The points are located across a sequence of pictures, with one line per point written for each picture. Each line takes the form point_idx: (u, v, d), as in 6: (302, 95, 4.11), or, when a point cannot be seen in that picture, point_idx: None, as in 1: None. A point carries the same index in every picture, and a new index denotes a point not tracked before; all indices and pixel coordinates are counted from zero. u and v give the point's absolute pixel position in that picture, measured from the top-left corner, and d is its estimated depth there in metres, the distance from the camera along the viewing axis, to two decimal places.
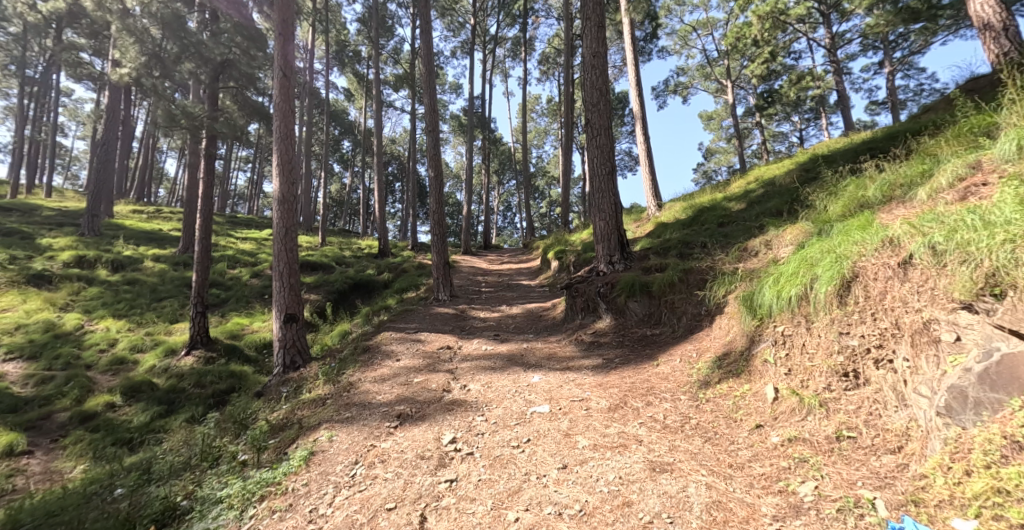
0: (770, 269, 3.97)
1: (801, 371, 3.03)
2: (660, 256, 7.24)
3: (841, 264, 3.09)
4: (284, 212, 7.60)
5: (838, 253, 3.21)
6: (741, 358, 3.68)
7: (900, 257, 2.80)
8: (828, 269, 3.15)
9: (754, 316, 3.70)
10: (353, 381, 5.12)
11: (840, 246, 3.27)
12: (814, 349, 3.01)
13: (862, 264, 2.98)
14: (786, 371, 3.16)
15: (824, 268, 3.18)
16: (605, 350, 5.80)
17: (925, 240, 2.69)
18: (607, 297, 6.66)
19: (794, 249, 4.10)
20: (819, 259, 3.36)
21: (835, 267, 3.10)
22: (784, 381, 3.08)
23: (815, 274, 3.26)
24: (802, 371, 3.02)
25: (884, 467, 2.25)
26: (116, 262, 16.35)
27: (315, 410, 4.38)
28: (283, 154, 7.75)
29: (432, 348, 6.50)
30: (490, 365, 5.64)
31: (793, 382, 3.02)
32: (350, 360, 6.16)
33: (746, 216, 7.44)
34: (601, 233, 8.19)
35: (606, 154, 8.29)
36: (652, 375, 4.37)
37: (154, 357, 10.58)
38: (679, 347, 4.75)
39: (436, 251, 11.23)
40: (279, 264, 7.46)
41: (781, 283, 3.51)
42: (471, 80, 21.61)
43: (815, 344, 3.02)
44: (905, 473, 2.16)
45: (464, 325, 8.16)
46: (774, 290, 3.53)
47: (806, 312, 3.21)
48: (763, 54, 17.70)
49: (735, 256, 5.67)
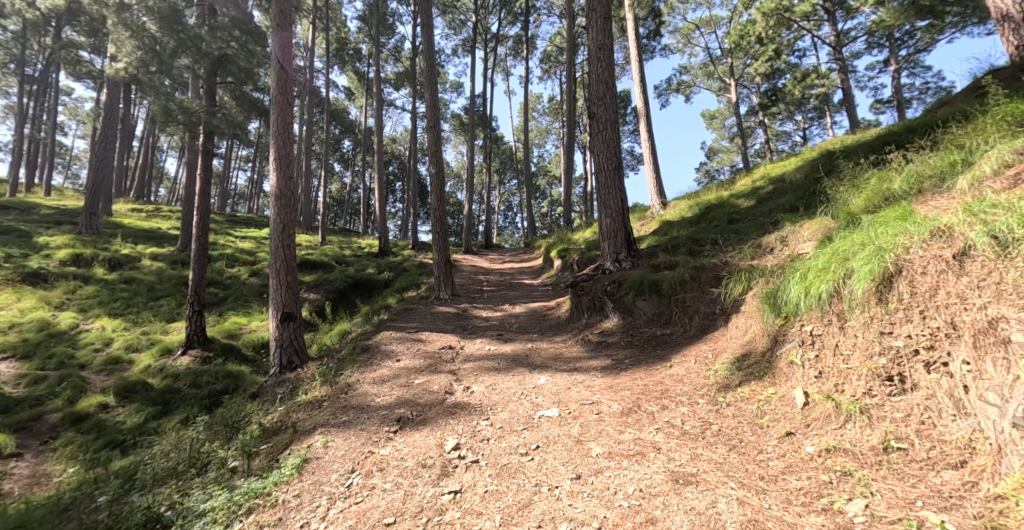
0: (794, 265, 3.75)
1: (834, 375, 2.82)
2: (669, 253, 7.03)
3: (882, 257, 2.86)
4: (281, 208, 7.38)
5: (877, 245, 2.98)
6: (763, 360, 3.47)
7: (955, 247, 2.56)
8: (866, 262, 2.92)
9: (778, 314, 3.50)
10: (350, 383, 4.90)
11: (878, 238, 3.05)
12: (850, 350, 2.80)
13: (906, 257, 2.75)
14: (817, 374, 2.94)
15: (860, 261, 2.96)
16: (613, 350, 5.58)
17: (986, 229, 2.46)
18: (614, 296, 6.45)
19: (817, 244, 3.88)
20: (853, 252, 3.13)
21: (875, 260, 2.87)
22: (816, 385, 2.86)
23: (851, 268, 3.04)
24: (836, 374, 2.81)
25: (947, 486, 2.02)
26: (113, 260, 16.15)
27: (311, 413, 4.16)
28: (280, 149, 7.52)
29: (433, 348, 6.28)
30: (493, 366, 5.42)
31: (827, 386, 2.81)
32: (349, 361, 5.94)
33: (757, 212, 7.22)
34: (607, 230, 7.97)
35: (612, 149, 8.07)
36: (665, 377, 4.16)
37: (150, 356, 10.36)
38: (693, 347, 4.53)
39: (436, 249, 11.02)
40: (276, 261, 7.25)
41: (809, 279, 3.30)
42: (473, 78, 21.44)
43: (851, 345, 2.81)
44: (974, 494, 1.93)
45: (466, 324, 7.94)
46: (802, 287, 3.32)
47: (838, 310, 3.00)
48: (767, 53, 17.54)
49: (749, 253, 5.46)
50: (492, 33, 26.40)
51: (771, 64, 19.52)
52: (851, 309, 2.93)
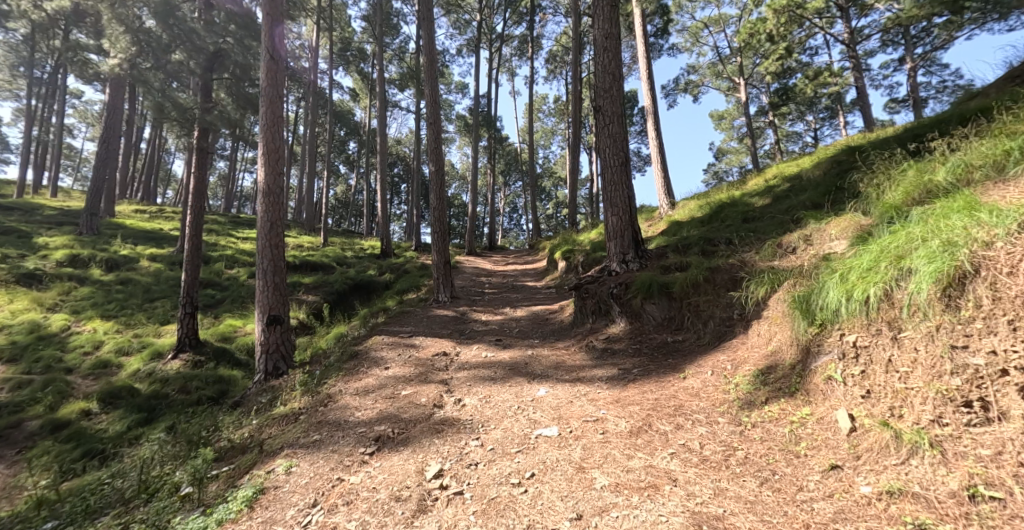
0: (831, 265, 3.30)
1: (889, 396, 2.38)
2: (679, 254, 6.59)
3: (951, 254, 2.41)
4: (270, 204, 7.02)
5: (945, 239, 2.53)
6: (795, 374, 3.03)
7: None
8: (930, 260, 2.47)
9: (812, 321, 3.07)
10: (332, 393, 4.50)
11: (943, 232, 2.60)
12: (913, 368, 2.34)
13: (988, 254, 2.31)
14: (865, 394, 2.51)
15: (923, 258, 2.52)
16: (619, 359, 5.14)
17: None
18: (621, 299, 6.01)
19: (856, 243, 3.43)
20: (909, 249, 2.69)
21: (942, 258, 2.43)
22: (864, 408, 2.43)
23: (911, 267, 2.59)
24: (893, 396, 2.37)
25: None
26: (110, 261, 15.91)
27: (284, 428, 3.76)
28: (268, 143, 7.16)
29: (427, 354, 5.88)
30: (490, 375, 4.99)
31: (879, 410, 2.37)
32: (335, 368, 5.53)
33: (774, 211, 6.76)
34: (614, 230, 7.53)
35: (618, 144, 7.66)
36: (679, 391, 3.71)
37: (139, 360, 10.04)
38: (709, 357, 4.08)
39: (436, 250, 10.61)
40: (263, 261, 6.88)
41: (852, 280, 2.86)
42: (477, 77, 21.14)
43: (912, 361, 2.36)
44: None
45: (464, 328, 7.53)
46: (843, 289, 2.88)
47: (892, 319, 2.56)
48: (776, 51, 16.25)
49: (769, 253, 5.02)
50: (497, 33, 26.06)
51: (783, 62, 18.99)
52: (911, 316, 2.49)
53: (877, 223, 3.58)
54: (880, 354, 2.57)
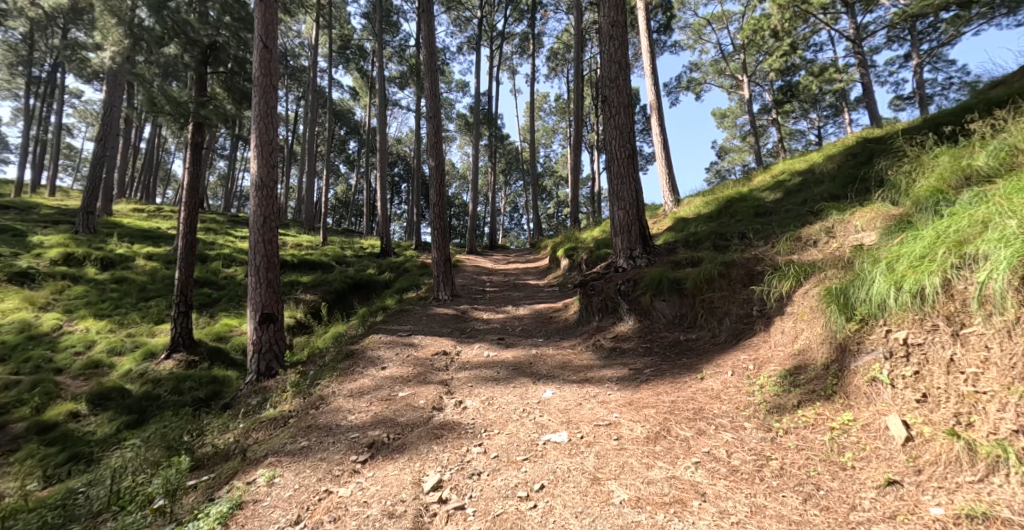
0: (871, 257, 3.03)
1: (956, 402, 2.11)
2: (690, 249, 6.32)
3: None
4: (263, 199, 6.76)
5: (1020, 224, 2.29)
6: (832, 376, 2.74)
7: None
8: (1007, 246, 2.23)
9: (853, 318, 2.82)
10: (325, 395, 4.23)
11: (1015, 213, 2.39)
12: (987, 371, 2.08)
13: None
14: (922, 399, 2.24)
15: (997, 245, 2.28)
16: (629, 359, 4.86)
17: None
18: (629, 296, 5.75)
19: (895, 234, 3.16)
20: (978, 236, 2.45)
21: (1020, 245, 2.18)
22: (922, 415, 2.17)
23: (980, 254, 2.34)
24: (961, 402, 2.09)
25: None
26: (105, 260, 15.64)
27: (270, 434, 3.49)
28: (261, 135, 6.91)
29: (426, 354, 5.62)
30: (492, 375, 4.72)
31: (942, 418, 2.11)
32: (329, 368, 5.26)
33: (787, 204, 6.49)
34: (620, 224, 7.26)
35: (625, 136, 7.40)
36: (697, 393, 3.43)
37: (131, 360, 9.78)
38: (728, 356, 3.79)
39: (436, 247, 10.34)
40: (256, 257, 6.61)
41: (908, 270, 2.64)
42: (478, 75, 20.93)
43: (986, 363, 2.10)
44: None
45: (465, 327, 7.25)
46: (895, 280, 2.65)
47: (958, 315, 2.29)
48: (780, 48, 15.89)
49: (787, 247, 4.74)
50: (498, 30, 25.80)
51: (789, 58, 18.69)
52: (980, 310, 2.23)
53: (917, 212, 3.31)
54: (939, 353, 2.30)
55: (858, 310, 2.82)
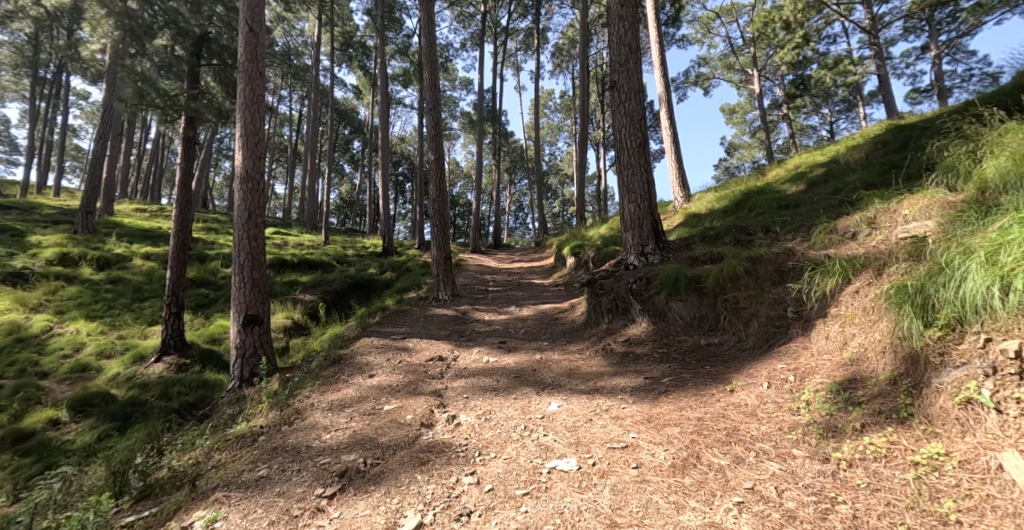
0: (953, 251, 2.53)
1: None
2: (708, 244, 5.82)
3: None
4: (249, 192, 6.34)
5: None
6: (908, 396, 2.25)
7: None
8: None
9: (935, 325, 2.33)
10: (302, 407, 3.76)
11: None
12: None
13: None
14: None
15: None
16: (643, 366, 4.36)
17: None
18: (642, 296, 5.27)
19: (983, 227, 2.66)
20: None
21: None
22: None
23: None
24: None
25: None
26: (101, 260, 15.32)
27: (234, 455, 3.03)
28: (247, 125, 6.48)
29: (419, 360, 5.16)
30: (490, 385, 4.23)
31: None
32: (313, 375, 4.81)
33: (814, 195, 5.97)
34: (631, 219, 6.76)
35: (635, 124, 6.90)
36: (728, 409, 2.92)
37: (120, 364, 9.42)
38: (762, 365, 3.28)
39: (436, 245, 9.89)
40: (239, 255, 6.18)
41: (1014, 267, 2.17)
42: (481, 71, 20.46)
43: None
44: None
45: (464, 330, 6.78)
46: (997, 278, 2.19)
47: None
48: (792, 40, 14.87)
49: (822, 240, 4.25)
50: (502, 26, 25.24)
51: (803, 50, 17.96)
52: None
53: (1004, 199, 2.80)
54: None
55: (942, 313, 2.34)
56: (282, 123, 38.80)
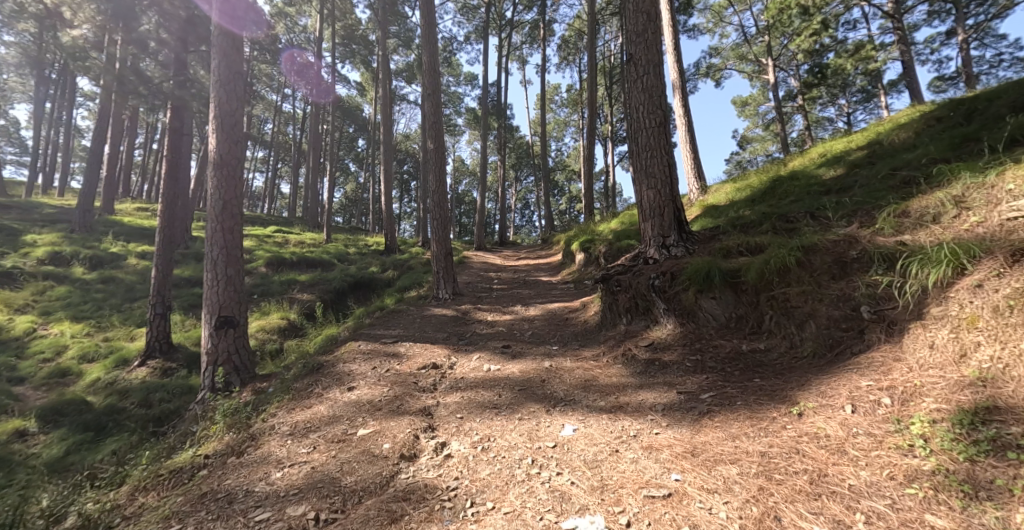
0: None
1: None
2: (742, 234, 5.10)
3: None
4: (224, 180, 5.70)
5: None
6: None
7: None
8: None
9: None
10: (263, 430, 3.09)
11: None
12: None
13: None
14: None
15: None
16: (674, 377, 3.65)
17: None
18: (666, 293, 4.56)
19: None
20: None
21: None
22: None
23: None
24: None
25: None
26: (94, 259, 14.84)
27: (163, 501, 2.39)
28: (221, 105, 5.79)
29: (410, 368, 4.51)
30: (490, 401, 3.53)
31: None
32: (287, 385, 4.15)
33: (862, 177, 5.23)
34: (651, 207, 6.03)
35: (653, 100, 6.16)
36: (802, 440, 2.22)
37: (101, 368, 8.85)
38: (836, 378, 2.56)
39: (435, 240, 9.23)
40: (212, 249, 5.53)
41: None
42: (485, 66, 19.83)
43: None
44: None
45: (464, 332, 6.08)
46: None
47: None
48: (809, 27, 13.84)
49: (891, 225, 3.52)
50: (507, 18, 24.44)
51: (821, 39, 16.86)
52: None
53: None
54: None
55: None
56: (286, 121, 38.29)
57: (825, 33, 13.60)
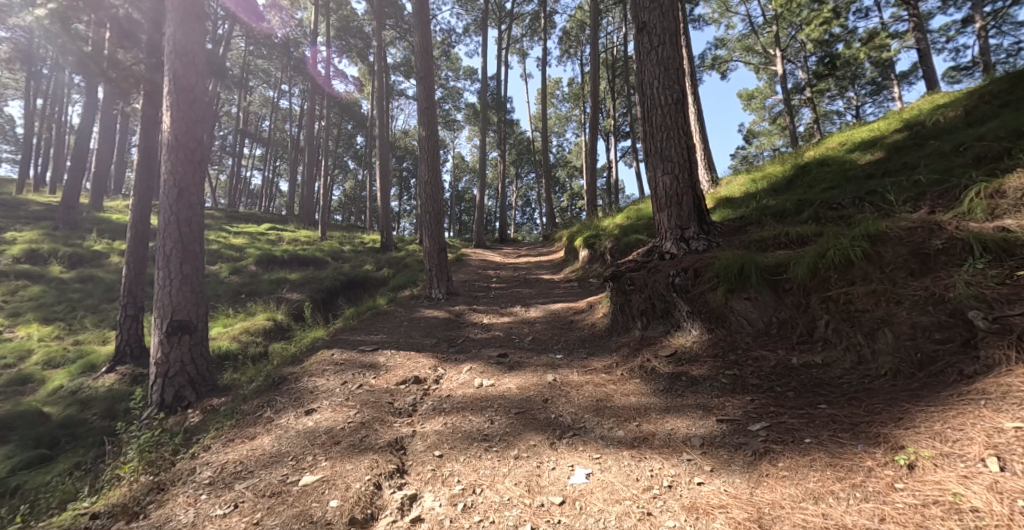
0: None
1: None
2: (778, 224, 4.39)
3: None
4: (180, 164, 4.96)
5: None
6: None
7: None
8: None
9: None
10: (178, 480, 2.36)
11: None
12: None
13: None
14: None
15: None
16: (709, 398, 2.94)
17: None
18: (690, 294, 3.84)
19: None
20: None
21: None
22: None
23: None
24: None
25: None
26: (73, 257, 14.10)
27: None
28: (178, 79, 5.02)
29: (386, 383, 3.81)
30: (479, 430, 2.83)
31: None
32: (238, 407, 3.43)
33: (913, 158, 4.52)
34: (667, 195, 5.30)
35: (670, 75, 5.42)
36: (932, 514, 1.53)
37: (66, 375, 8.14)
38: (957, 413, 1.88)
39: (427, 234, 8.51)
40: (165, 243, 4.81)
41: None
42: (483, 58, 19.03)
43: None
44: None
45: (456, 337, 5.37)
46: None
47: None
48: (821, 14, 13.14)
49: (983, 211, 2.83)
50: (507, 10, 23.56)
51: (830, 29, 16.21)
52: None
53: None
54: None
55: None
56: (282, 118, 37.57)
57: (838, 20, 12.89)
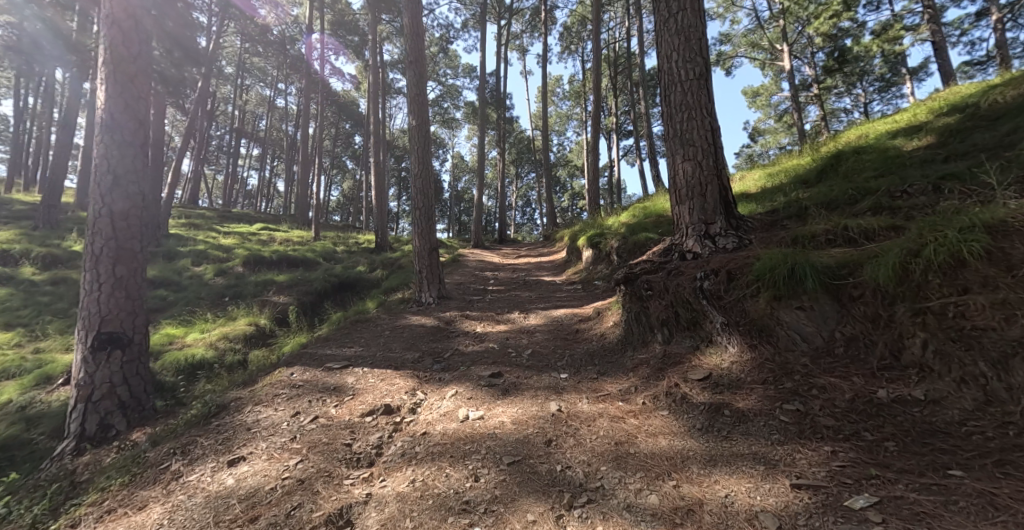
0: None
1: None
2: (826, 217, 3.64)
3: None
4: (118, 148, 4.16)
5: None
6: None
7: None
8: None
9: None
10: None
11: None
12: None
13: None
14: None
15: None
16: (773, 445, 2.16)
17: None
18: (723, 300, 3.08)
19: None
20: None
21: None
22: None
23: None
24: None
25: None
26: (47, 258, 13.31)
27: None
28: (115, 47, 4.18)
29: (350, 414, 3.05)
30: (458, 496, 2.07)
31: None
32: (143, 456, 2.63)
33: (986, 140, 3.78)
34: (689, 184, 4.54)
35: (691, 46, 4.65)
36: None
37: (18, 387, 7.36)
38: None
39: (417, 233, 7.73)
40: (95, 241, 4.03)
41: None
42: (482, 53, 18.29)
43: None
44: None
45: (443, 351, 4.62)
46: None
47: None
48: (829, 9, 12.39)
49: None
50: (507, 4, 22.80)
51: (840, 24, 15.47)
52: None
53: None
54: None
55: None
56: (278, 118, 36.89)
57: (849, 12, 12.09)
